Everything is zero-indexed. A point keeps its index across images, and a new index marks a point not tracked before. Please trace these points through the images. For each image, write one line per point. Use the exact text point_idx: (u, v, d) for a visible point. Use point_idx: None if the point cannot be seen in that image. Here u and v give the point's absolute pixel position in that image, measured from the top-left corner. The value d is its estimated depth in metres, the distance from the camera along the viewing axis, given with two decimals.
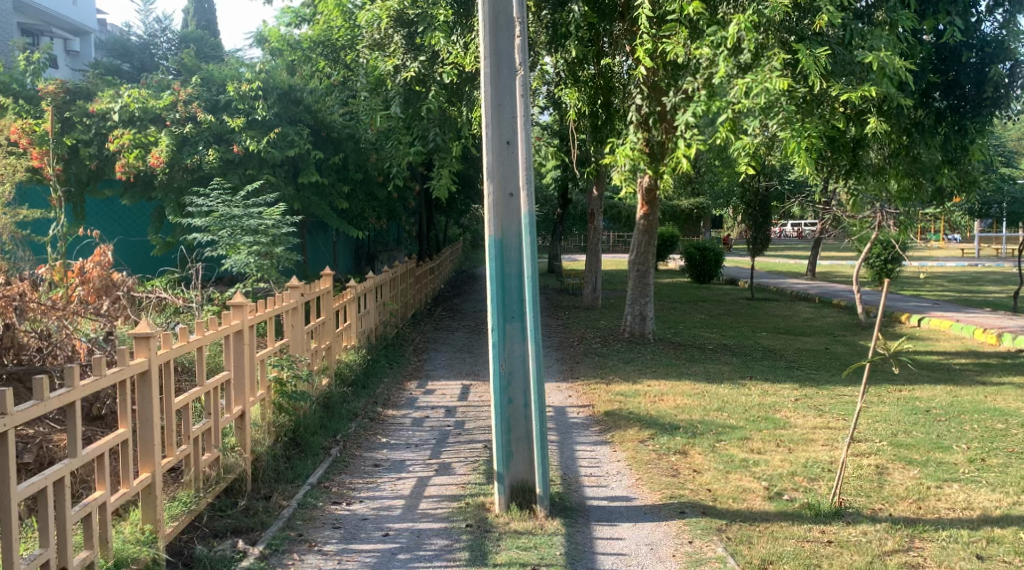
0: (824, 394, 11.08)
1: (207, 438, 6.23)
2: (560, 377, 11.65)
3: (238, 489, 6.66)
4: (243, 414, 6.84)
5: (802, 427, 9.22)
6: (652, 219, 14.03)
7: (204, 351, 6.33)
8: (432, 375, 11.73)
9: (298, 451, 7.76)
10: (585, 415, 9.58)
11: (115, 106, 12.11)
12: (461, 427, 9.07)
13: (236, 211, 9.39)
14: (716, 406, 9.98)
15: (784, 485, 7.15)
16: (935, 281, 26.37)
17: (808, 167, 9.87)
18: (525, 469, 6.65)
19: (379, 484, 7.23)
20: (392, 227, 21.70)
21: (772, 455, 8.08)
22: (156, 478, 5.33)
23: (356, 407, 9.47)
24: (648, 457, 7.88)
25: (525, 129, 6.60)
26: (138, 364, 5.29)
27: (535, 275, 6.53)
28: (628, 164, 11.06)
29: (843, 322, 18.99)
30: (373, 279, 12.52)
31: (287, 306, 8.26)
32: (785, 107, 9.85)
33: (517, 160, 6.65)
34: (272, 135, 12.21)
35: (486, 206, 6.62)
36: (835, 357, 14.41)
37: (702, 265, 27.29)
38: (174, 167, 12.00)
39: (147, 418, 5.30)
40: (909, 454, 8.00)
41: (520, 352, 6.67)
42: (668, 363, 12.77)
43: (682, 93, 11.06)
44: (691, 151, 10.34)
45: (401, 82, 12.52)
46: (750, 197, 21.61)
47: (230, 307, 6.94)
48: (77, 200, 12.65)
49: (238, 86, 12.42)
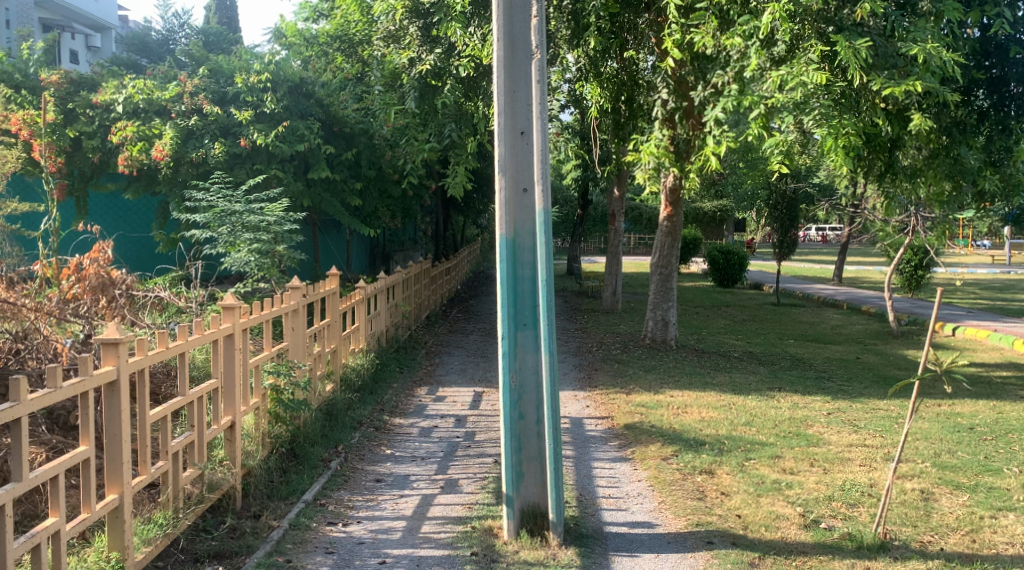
0: (858, 407, 10.51)
1: (192, 452, 5.72)
2: (577, 385, 11.10)
3: (225, 507, 6.16)
4: (234, 425, 6.33)
5: (837, 444, 8.69)
6: (675, 219, 13.42)
7: (187, 357, 5.81)
8: (443, 381, 11.18)
9: (294, 465, 7.22)
10: (604, 427, 9.01)
11: (119, 97, 11.55)
12: (471, 438, 8.52)
13: (238, 206, 8.90)
14: (744, 421, 9.41)
15: (821, 511, 6.61)
16: (967, 288, 25.65)
17: (845, 167, 9.23)
18: (537, 491, 6.10)
19: (379, 503, 6.69)
20: (408, 226, 21.20)
21: (806, 476, 7.55)
22: (124, 500, 4.84)
23: (360, 415, 8.95)
24: (671, 477, 7.28)
25: (542, 118, 6.04)
26: (104, 373, 4.77)
27: (550, 279, 5.98)
28: (652, 162, 10.50)
29: (873, 329, 18.37)
30: (384, 279, 11.97)
31: (289, 307, 7.71)
32: (822, 104, 9.32)
33: (532, 153, 6.08)
34: (281, 128, 11.68)
35: (497, 201, 6.06)
36: (867, 368, 13.74)
37: (726, 269, 26.55)
38: (178, 160, 11.45)
39: (113, 434, 4.80)
40: (956, 478, 7.52)
41: (533, 363, 6.11)
42: (693, 372, 12.17)
43: (712, 86, 10.48)
44: (721, 149, 9.76)
45: (416, 75, 12.01)
46: (777, 199, 20.89)
47: (221, 309, 6.40)
48: (79, 193, 12.14)
49: (246, 77, 11.86)
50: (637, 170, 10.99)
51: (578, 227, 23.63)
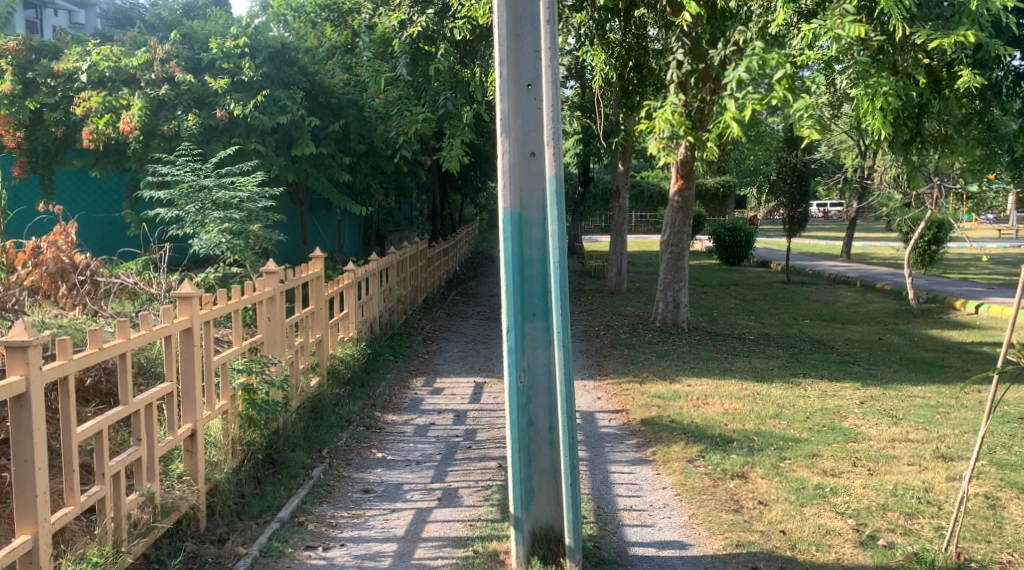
0: (893, 395, 9.62)
1: (140, 470, 4.80)
2: (586, 373, 10.21)
3: (185, 531, 5.29)
4: (195, 434, 5.44)
5: (877, 439, 7.83)
6: (687, 194, 12.38)
7: (128, 358, 4.91)
8: (440, 371, 10.27)
9: (271, 475, 6.34)
10: (618, 423, 8.12)
11: (82, 65, 10.49)
12: (472, 437, 7.64)
13: (205, 181, 8.04)
14: (772, 413, 8.52)
15: (877, 525, 5.76)
16: (982, 263, 24.76)
17: (885, 131, 8.26)
18: (551, 510, 5.24)
19: (366, 521, 5.83)
20: (403, 205, 20.21)
21: (850, 479, 6.67)
22: (38, 542, 4.11)
23: (349, 413, 8.06)
24: (701, 484, 6.38)
25: (553, 69, 5.10)
26: (10, 386, 4.04)
27: (563, 262, 5.07)
28: (667, 130, 9.54)
29: (893, 308, 17.51)
30: (376, 260, 11.02)
31: (265, 294, 6.85)
32: (858, 60, 8.37)
33: (540, 110, 5.17)
34: (260, 98, 10.67)
35: (500, 167, 5.13)
36: (893, 350, 12.83)
37: (732, 246, 25.63)
38: (148, 133, 10.45)
39: (20, 463, 4.06)
40: (1020, 479, 6.70)
41: (544, 360, 5.22)
42: (710, 358, 11.25)
43: (733, 44, 9.61)
44: (743, 113, 8.73)
45: (407, 39, 11.11)
46: (787, 172, 19.78)
47: (177, 299, 5.50)
48: (44, 172, 11.09)
49: (221, 42, 10.86)
50: (648, 141, 10.03)
51: (579, 206, 22.64)
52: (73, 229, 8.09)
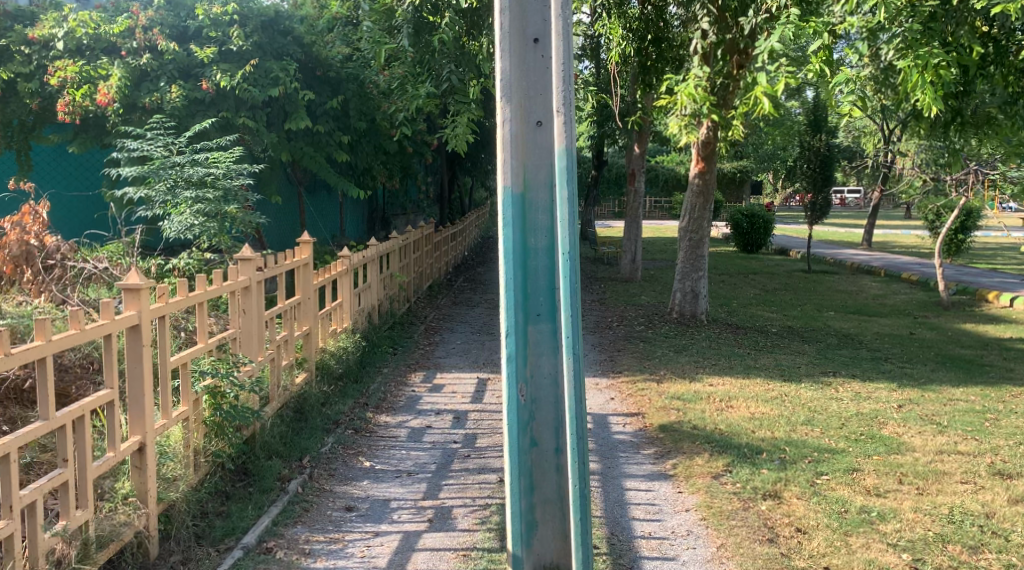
0: (933, 398, 8.78)
1: (66, 496, 4.21)
2: (598, 370, 9.40)
3: (128, 561, 4.58)
4: (144, 447, 4.70)
5: (923, 451, 7.00)
6: (709, 177, 11.46)
7: (50, 365, 4.19)
8: (442, 365, 9.48)
9: (240, 488, 5.60)
10: (634, 429, 7.31)
11: (58, 31, 9.68)
12: (472, 443, 6.87)
13: (174, 157, 7.36)
14: (803, 418, 7.69)
15: (937, 561, 5.04)
16: (1011, 253, 23.81)
17: (937, 108, 7.37)
18: (556, 547, 4.49)
19: (345, 547, 5.11)
20: (407, 186, 19.40)
21: (898, 500, 5.86)
22: None
23: (337, 414, 7.29)
24: (729, 507, 5.61)
25: (562, 22, 4.30)
26: None
27: (571, 254, 4.29)
28: (690, 107, 8.65)
29: (922, 299, 16.64)
30: (375, 243, 10.21)
31: (237, 284, 6.03)
32: (907, 27, 7.53)
33: (550, 72, 4.37)
34: (248, 68, 9.83)
35: (500, 140, 4.34)
36: (927, 346, 11.97)
37: (750, 233, 24.70)
38: (129, 107, 9.66)
39: None
40: None
41: (550, 369, 4.44)
42: (731, 353, 10.41)
43: (764, 11, 8.77)
44: (776, 88, 7.79)
45: (410, 7, 10.32)
46: (810, 156, 18.64)
47: (124, 291, 4.72)
48: (19, 147, 10.32)
49: (208, 9, 10.02)
50: (669, 117, 9.13)
51: (591, 191, 21.74)
52: (43, 208, 7.23)
